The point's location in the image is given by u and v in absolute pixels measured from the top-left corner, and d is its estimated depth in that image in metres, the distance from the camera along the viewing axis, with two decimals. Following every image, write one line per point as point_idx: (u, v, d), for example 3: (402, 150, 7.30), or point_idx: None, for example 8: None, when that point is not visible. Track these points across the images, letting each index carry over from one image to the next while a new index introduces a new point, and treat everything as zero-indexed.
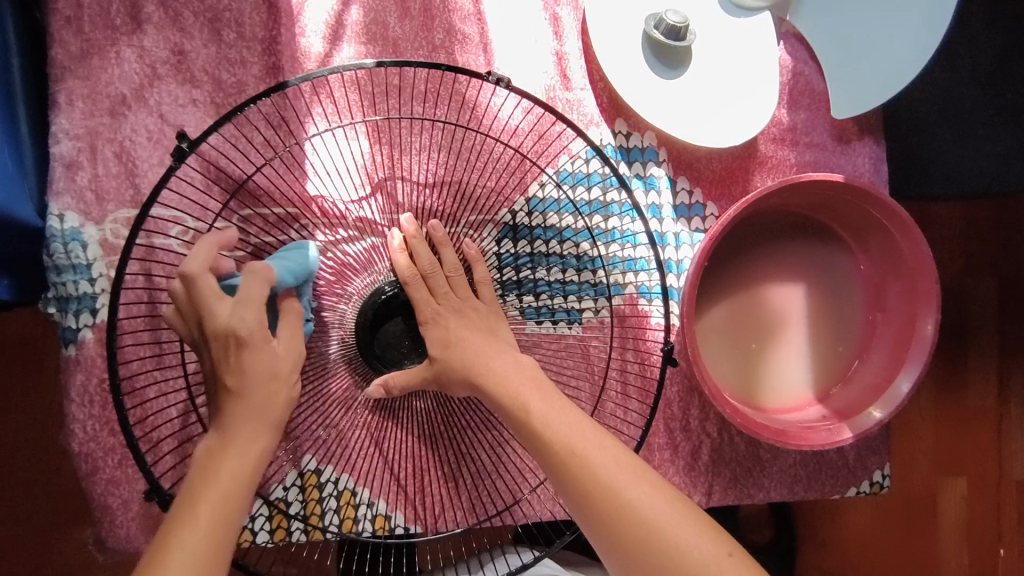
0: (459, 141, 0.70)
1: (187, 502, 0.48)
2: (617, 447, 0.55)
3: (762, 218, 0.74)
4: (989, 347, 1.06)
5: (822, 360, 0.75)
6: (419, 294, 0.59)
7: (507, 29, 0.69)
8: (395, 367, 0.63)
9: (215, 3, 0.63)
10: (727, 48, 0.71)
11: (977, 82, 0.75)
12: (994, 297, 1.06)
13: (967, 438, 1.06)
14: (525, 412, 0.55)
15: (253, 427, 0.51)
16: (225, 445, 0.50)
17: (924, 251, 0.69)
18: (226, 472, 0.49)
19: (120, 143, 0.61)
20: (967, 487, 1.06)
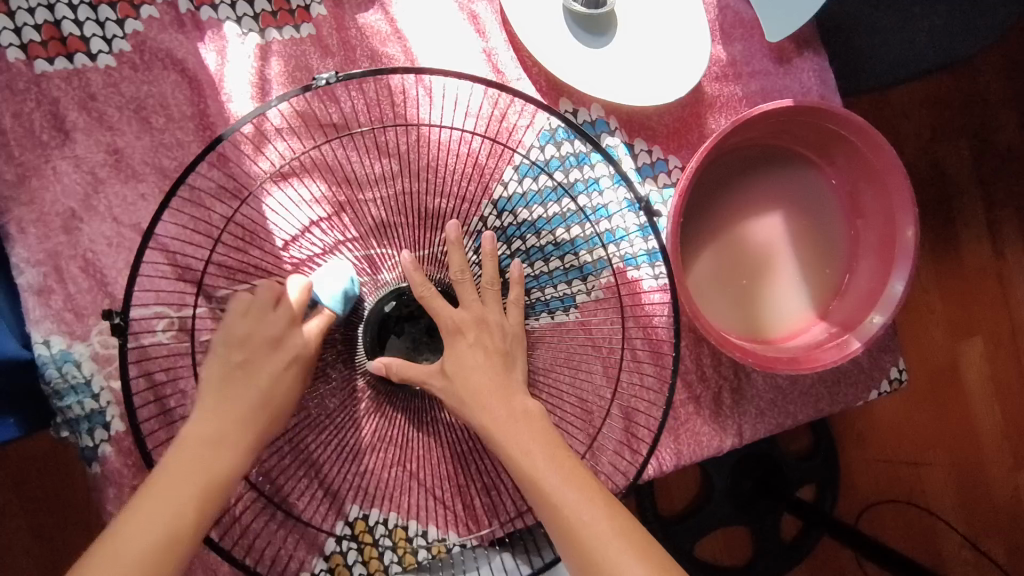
0: (411, 161, 0.69)
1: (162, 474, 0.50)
2: (622, 517, 0.53)
3: (726, 157, 0.74)
4: (967, 211, 1.19)
5: (814, 279, 0.76)
6: (440, 307, 0.58)
7: (430, 39, 0.68)
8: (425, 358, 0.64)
9: (134, 93, 0.62)
10: (648, 4, 0.71)
11: None
12: (962, 160, 1.18)
13: (973, 300, 1.19)
14: (540, 478, 0.53)
15: (225, 445, 0.52)
16: (179, 465, 0.51)
17: (887, 150, 0.69)
18: (189, 476, 0.50)
19: (84, 256, 0.61)
20: (985, 345, 1.19)
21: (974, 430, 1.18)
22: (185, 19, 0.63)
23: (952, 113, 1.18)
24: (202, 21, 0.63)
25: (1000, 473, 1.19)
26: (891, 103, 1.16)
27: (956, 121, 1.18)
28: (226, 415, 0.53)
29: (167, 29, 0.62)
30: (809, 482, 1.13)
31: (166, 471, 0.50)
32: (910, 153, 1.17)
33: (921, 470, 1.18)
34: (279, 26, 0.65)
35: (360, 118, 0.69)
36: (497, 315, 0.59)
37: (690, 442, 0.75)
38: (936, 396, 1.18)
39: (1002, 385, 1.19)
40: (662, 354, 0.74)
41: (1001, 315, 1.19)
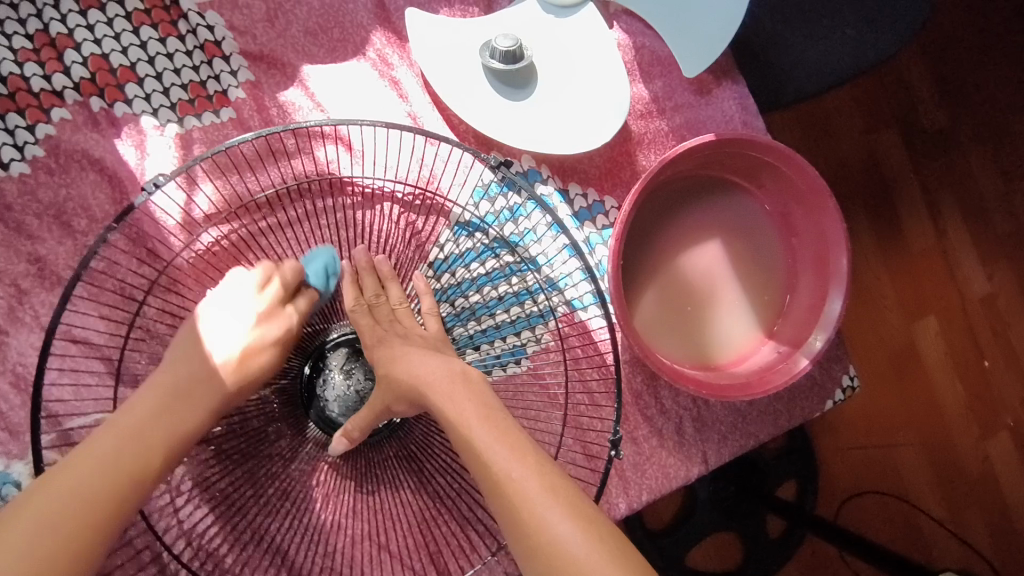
0: (346, 233, 0.69)
1: (128, 419, 0.51)
2: (553, 474, 0.51)
3: (660, 192, 0.76)
4: (901, 203, 1.23)
5: (757, 302, 0.78)
6: (363, 321, 0.60)
7: (353, 107, 0.68)
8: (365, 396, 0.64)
9: (53, 198, 0.60)
10: (566, 52, 0.72)
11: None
12: (891, 155, 1.23)
13: (922, 286, 1.23)
14: (477, 440, 0.52)
15: (192, 398, 0.53)
16: (141, 405, 0.51)
17: (812, 174, 0.72)
18: (153, 418, 0.51)
19: (14, 370, 0.59)
20: (938, 323, 1.23)
21: (938, 410, 1.22)
22: (98, 117, 0.62)
23: (875, 112, 1.23)
24: (117, 118, 0.62)
25: (966, 445, 1.23)
26: (817, 109, 1.21)
27: (880, 118, 1.23)
28: (197, 360, 0.55)
29: (80, 129, 0.61)
30: (789, 478, 1.15)
31: (134, 418, 0.51)
32: (842, 154, 1.21)
33: (893, 455, 1.21)
34: (198, 114, 0.64)
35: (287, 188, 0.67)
36: (415, 328, 0.61)
37: (657, 474, 0.76)
38: (900, 382, 1.21)
39: (961, 365, 1.23)
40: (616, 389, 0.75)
41: (950, 296, 1.24)
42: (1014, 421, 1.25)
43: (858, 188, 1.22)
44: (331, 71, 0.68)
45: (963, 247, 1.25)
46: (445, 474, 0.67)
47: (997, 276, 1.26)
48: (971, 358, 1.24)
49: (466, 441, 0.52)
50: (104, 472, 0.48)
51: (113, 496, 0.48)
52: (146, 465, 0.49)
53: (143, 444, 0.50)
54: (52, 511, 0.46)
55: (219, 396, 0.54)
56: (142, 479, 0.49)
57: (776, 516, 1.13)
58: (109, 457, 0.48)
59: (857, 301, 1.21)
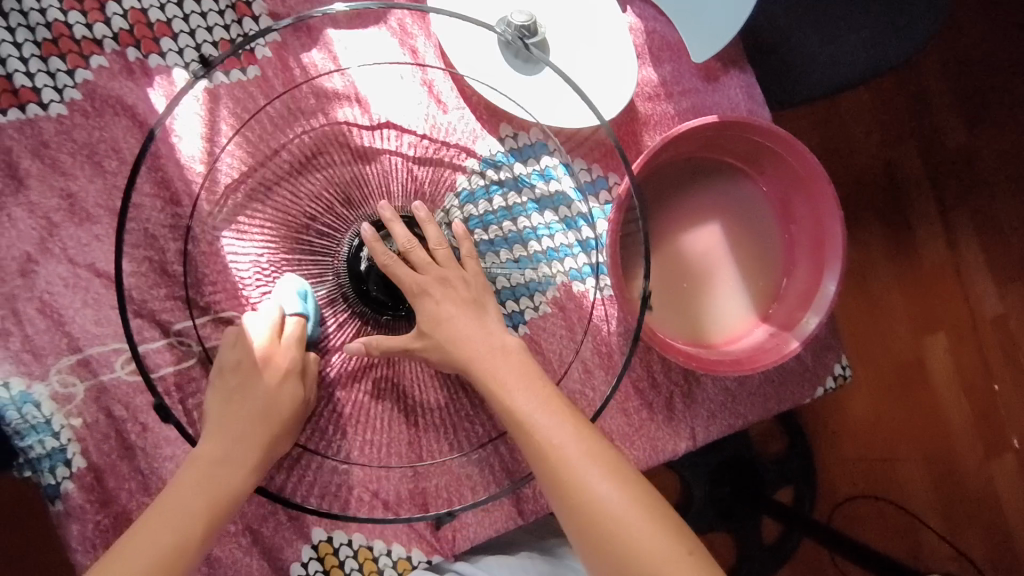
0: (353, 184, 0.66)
1: (183, 482, 0.59)
2: (594, 439, 0.61)
3: (664, 172, 0.78)
4: (910, 208, 1.24)
5: (753, 285, 0.80)
6: (402, 271, 0.62)
7: (371, 75, 0.72)
8: (401, 331, 0.66)
9: (86, 139, 0.64)
10: (579, 31, 0.75)
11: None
12: (902, 160, 1.24)
13: (927, 294, 1.24)
14: (529, 421, 0.60)
15: (231, 466, 0.60)
16: (190, 481, 0.59)
17: (810, 159, 0.74)
18: (199, 492, 0.59)
19: (40, 298, 0.62)
20: (948, 339, 1.24)
21: (937, 420, 1.22)
22: (133, 66, 0.65)
23: (887, 119, 1.24)
24: (150, 68, 0.66)
25: (963, 457, 1.23)
26: (830, 111, 1.22)
27: (892, 124, 1.24)
28: (232, 429, 0.60)
29: (117, 76, 0.65)
30: (786, 484, 1.17)
31: (180, 487, 0.59)
32: (852, 158, 1.23)
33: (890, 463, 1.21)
34: (227, 70, 0.69)
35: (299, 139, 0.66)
36: (456, 271, 0.64)
37: (646, 446, 0.78)
38: (899, 389, 1.22)
39: (966, 379, 1.24)
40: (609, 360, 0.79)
41: (956, 308, 1.24)
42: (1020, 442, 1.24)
43: (867, 192, 1.23)
44: (354, 38, 0.73)
45: (970, 257, 1.26)
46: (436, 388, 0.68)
47: (1009, 296, 1.26)
48: (973, 371, 1.24)
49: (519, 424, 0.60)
50: (184, 531, 0.58)
51: (175, 543, 0.57)
52: (190, 534, 0.58)
53: (210, 503, 0.59)
54: (141, 553, 0.56)
55: (259, 453, 0.60)
56: (194, 541, 0.58)
57: (772, 520, 1.15)
58: (176, 500, 0.58)
59: (860, 303, 1.22)
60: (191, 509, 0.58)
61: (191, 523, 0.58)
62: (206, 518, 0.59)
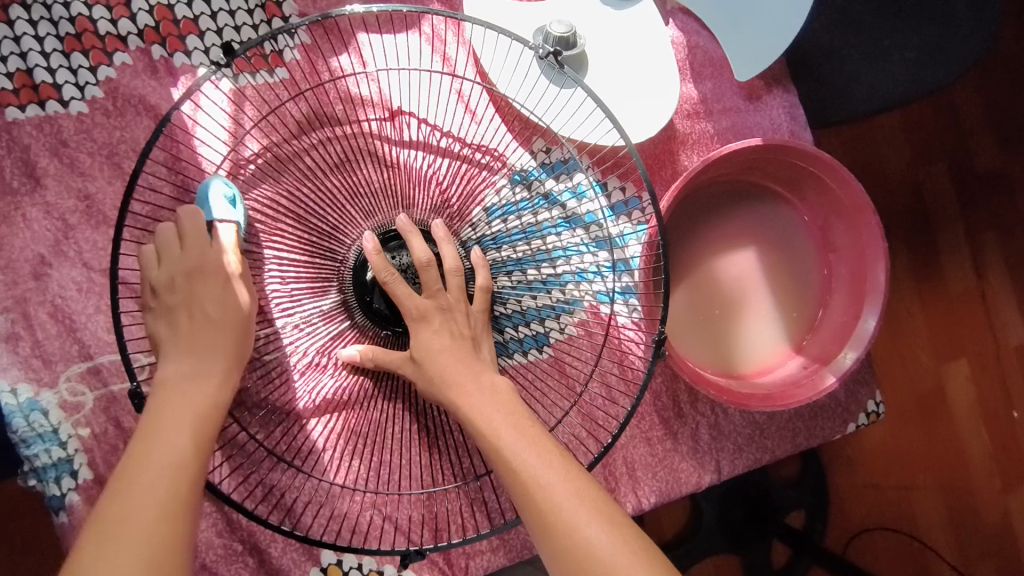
0: (375, 191, 0.64)
1: (152, 418, 0.49)
2: (581, 481, 0.53)
3: (700, 194, 0.75)
4: (944, 233, 1.20)
5: (789, 314, 0.77)
6: (401, 289, 0.58)
7: (400, 81, 0.70)
8: (394, 348, 0.63)
9: (107, 139, 0.62)
10: (619, 44, 0.72)
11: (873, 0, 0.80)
12: (940, 182, 1.20)
13: (957, 322, 1.20)
14: (513, 459, 0.53)
15: (202, 379, 0.51)
16: (162, 413, 0.49)
17: (855, 187, 0.70)
18: (179, 419, 0.49)
19: (53, 302, 0.60)
20: (970, 367, 1.19)
21: (961, 452, 1.18)
22: (157, 65, 0.63)
23: (926, 140, 1.20)
24: (175, 67, 0.63)
25: (986, 492, 1.19)
26: (867, 131, 1.19)
27: (931, 146, 1.20)
28: (195, 356, 0.52)
29: (140, 75, 0.62)
30: (798, 508, 1.13)
31: (152, 420, 0.48)
32: (888, 181, 1.19)
33: (910, 495, 1.17)
34: (253, 72, 0.66)
35: (326, 152, 0.66)
36: (459, 303, 0.60)
37: (668, 478, 0.75)
38: (924, 419, 1.18)
39: (991, 411, 1.20)
40: (631, 384, 0.75)
41: (986, 338, 1.20)
42: None
43: (900, 216, 1.19)
44: (382, 40, 0.69)
45: (1004, 285, 1.22)
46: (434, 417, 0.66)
47: None
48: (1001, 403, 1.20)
49: (506, 464, 0.53)
50: (159, 491, 0.46)
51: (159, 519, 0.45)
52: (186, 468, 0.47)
53: (192, 439, 0.48)
54: (124, 535, 0.44)
55: (224, 359, 0.52)
56: (189, 480, 0.47)
57: (782, 543, 1.11)
58: (148, 460, 0.46)
59: (888, 329, 1.18)
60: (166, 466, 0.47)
61: (167, 477, 0.46)
62: (182, 467, 0.47)
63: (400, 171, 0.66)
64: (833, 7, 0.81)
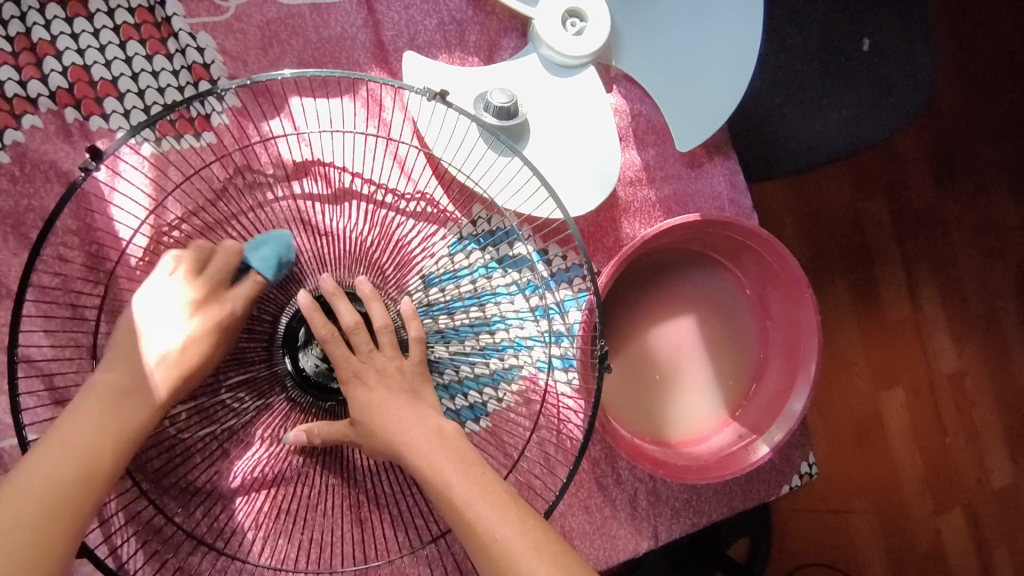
0: (291, 253, 0.62)
1: (73, 422, 0.49)
2: (539, 531, 0.50)
3: (641, 262, 0.75)
4: (884, 270, 1.23)
5: (726, 383, 0.78)
6: (339, 351, 0.54)
7: (336, 144, 0.68)
8: (333, 417, 0.60)
9: (12, 207, 0.58)
10: (561, 114, 0.71)
11: (817, 63, 0.82)
12: (882, 222, 1.23)
13: (896, 354, 1.23)
14: (470, 517, 0.50)
15: (141, 395, 0.51)
16: (87, 414, 0.49)
17: (790, 262, 0.72)
18: (96, 424, 0.49)
19: None
20: (905, 395, 1.23)
21: (898, 482, 1.21)
22: (72, 129, 0.59)
23: (870, 182, 1.23)
24: (91, 131, 0.60)
25: (921, 519, 1.22)
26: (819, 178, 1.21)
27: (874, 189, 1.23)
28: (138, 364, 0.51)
29: (52, 139, 0.59)
30: (742, 537, 1.12)
31: (73, 421, 0.49)
32: (834, 222, 1.21)
33: (848, 521, 1.19)
34: (177, 135, 0.63)
35: (243, 213, 0.63)
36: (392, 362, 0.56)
37: (606, 545, 0.75)
38: (863, 446, 1.20)
39: (925, 439, 1.24)
40: (565, 448, 0.74)
41: (920, 367, 1.24)
42: (969, 499, 1.26)
43: (846, 253, 1.21)
44: (316, 105, 0.67)
45: (938, 318, 1.26)
46: (381, 478, 0.64)
47: (964, 353, 1.27)
48: (934, 431, 1.24)
49: (461, 518, 0.50)
50: (48, 489, 0.46)
51: (44, 511, 0.46)
52: (92, 467, 0.48)
53: (100, 439, 0.48)
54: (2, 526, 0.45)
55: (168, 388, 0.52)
56: (95, 482, 0.48)
57: None
58: (50, 459, 0.47)
59: (830, 365, 1.20)
60: (69, 469, 0.47)
61: (63, 481, 0.47)
62: (87, 473, 0.48)
63: (319, 231, 0.63)
64: (774, 72, 0.82)
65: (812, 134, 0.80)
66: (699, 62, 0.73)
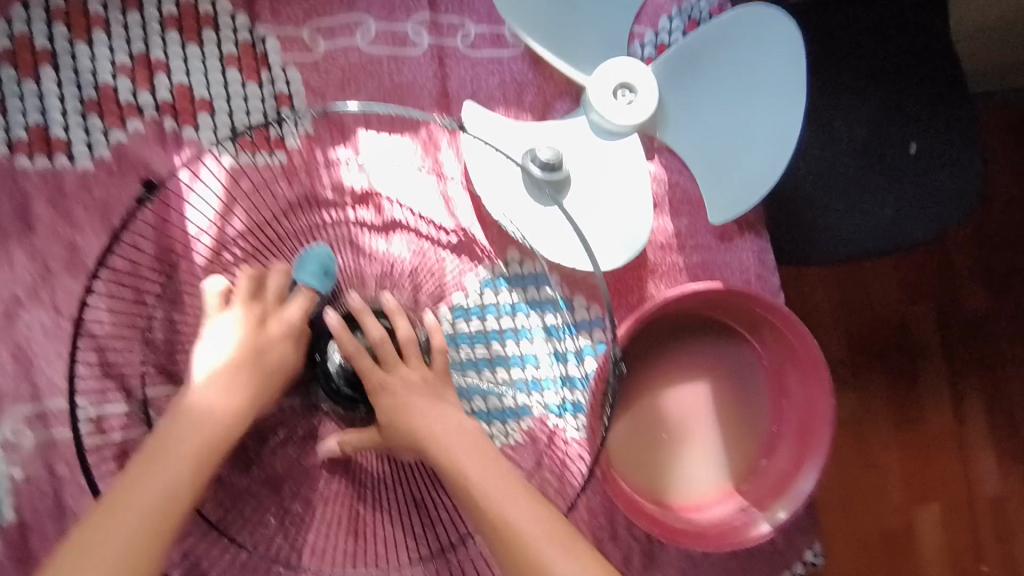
0: (329, 263, 0.66)
1: (173, 434, 0.52)
2: (545, 509, 0.55)
3: (662, 321, 0.78)
4: (927, 376, 1.19)
5: (734, 452, 0.78)
6: (364, 363, 0.58)
7: (391, 177, 0.73)
8: (360, 425, 0.64)
9: (102, 196, 0.65)
10: (601, 174, 0.76)
11: (863, 158, 0.84)
12: (929, 325, 1.20)
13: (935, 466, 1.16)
14: (486, 502, 0.54)
15: (231, 414, 0.54)
16: (191, 427, 0.52)
17: (810, 342, 0.73)
18: (198, 436, 0.52)
19: (17, 342, 0.63)
20: (942, 512, 1.16)
21: None
22: (166, 136, 0.68)
23: (916, 284, 1.21)
24: (182, 139, 0.68)
25: None
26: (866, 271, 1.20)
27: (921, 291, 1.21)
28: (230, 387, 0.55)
29: (148, 142, 0.67)
30: None
31: (173, 435, 0.52)
32: (875, 319, 1.19)
33: None
34: (253, 151, 0.69)
35: (289, 225, 0.68)
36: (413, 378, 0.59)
37: None
38: (890, 558, 1.13)
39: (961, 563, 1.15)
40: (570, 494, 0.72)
41: (961, 487, 1.16)
42: None
43: (886, 353, 1.19)
44: (379, 139, 0.74)
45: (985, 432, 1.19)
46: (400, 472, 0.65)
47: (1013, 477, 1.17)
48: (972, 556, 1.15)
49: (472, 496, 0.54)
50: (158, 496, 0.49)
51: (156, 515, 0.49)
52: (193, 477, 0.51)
53: (202, 449, 0.52)
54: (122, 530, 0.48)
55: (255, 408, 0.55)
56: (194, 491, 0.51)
57: None
58: (158, 468, 0.50)
59: (863, 466, 1.15)
60: (175, 476, 0.50)
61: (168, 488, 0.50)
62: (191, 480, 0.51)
63: (359, 249, 0.68)
64: (817, 161, 0.84)
65: (851, 224, 0.82)
66: (740, 143, 0.77)
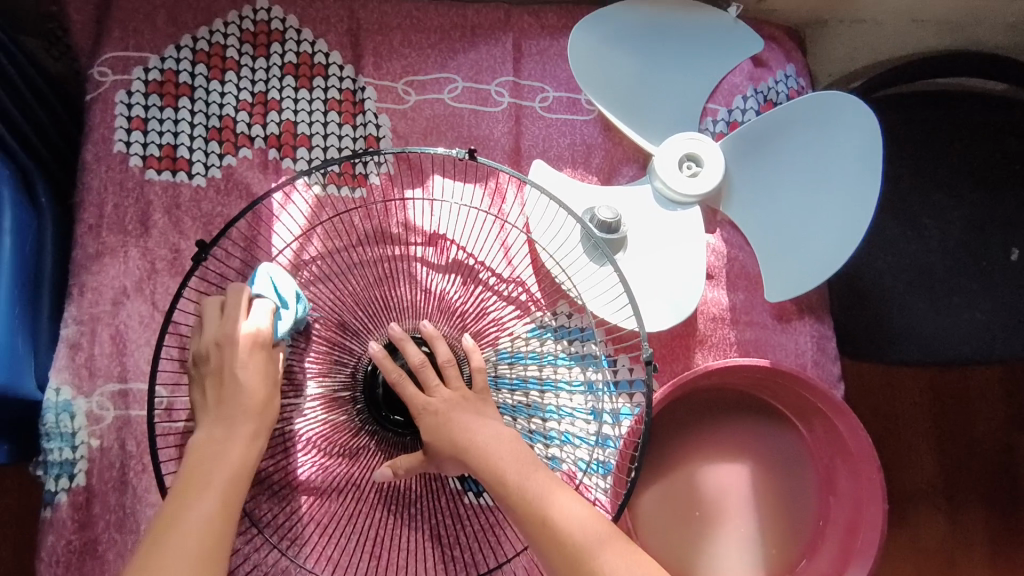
0: (386, 286, 0.71)
1: (191, 474, 0.52)
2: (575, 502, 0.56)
3: (705, 394, 0.77)
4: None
5: (772, 541, 0.74)
6: (409, 391, 0.60)
7: (457, 223, 0.80)
8: (410, 451, 0.64)
9: (208, 210, 0.75)
10: (658, 240, 0.78)
11: (950, 258, 0.80)
12: None
13: None
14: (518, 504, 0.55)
15: (239, 439, 0.54)
16: (211, 463, 0.53)
17: (864, 440, 0.70)
18: (216, 467, 0.53)
19: (116, 326, 0.72)
20: None
21: None
22: (268, 163, 0.77)
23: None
24: (281, 167, 0.77)
25: None
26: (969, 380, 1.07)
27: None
28: (227, 420, 0.55)
29: (253, 168, 0.77)
30: None
31: (188, 476, 0.52)
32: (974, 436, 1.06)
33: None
34: (339, 185, 0.79)
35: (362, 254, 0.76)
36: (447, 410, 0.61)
37: None
38: None
39: None
40: None
41: None
42: None
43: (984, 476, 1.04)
44: (451, 186, 0.80)
45: None
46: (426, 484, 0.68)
47: None
48: None
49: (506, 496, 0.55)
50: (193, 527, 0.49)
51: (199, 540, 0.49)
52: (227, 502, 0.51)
53: (225, 478, 0.52)
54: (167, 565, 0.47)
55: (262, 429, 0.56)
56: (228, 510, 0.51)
57: None
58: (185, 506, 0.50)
59: None
60: (208, 503, 0.51)
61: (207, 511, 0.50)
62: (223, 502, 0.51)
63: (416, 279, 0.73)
64: (895, 252, 0.81)
65: (935, 328, 0.77)
66: (811, 222, 0.76)
